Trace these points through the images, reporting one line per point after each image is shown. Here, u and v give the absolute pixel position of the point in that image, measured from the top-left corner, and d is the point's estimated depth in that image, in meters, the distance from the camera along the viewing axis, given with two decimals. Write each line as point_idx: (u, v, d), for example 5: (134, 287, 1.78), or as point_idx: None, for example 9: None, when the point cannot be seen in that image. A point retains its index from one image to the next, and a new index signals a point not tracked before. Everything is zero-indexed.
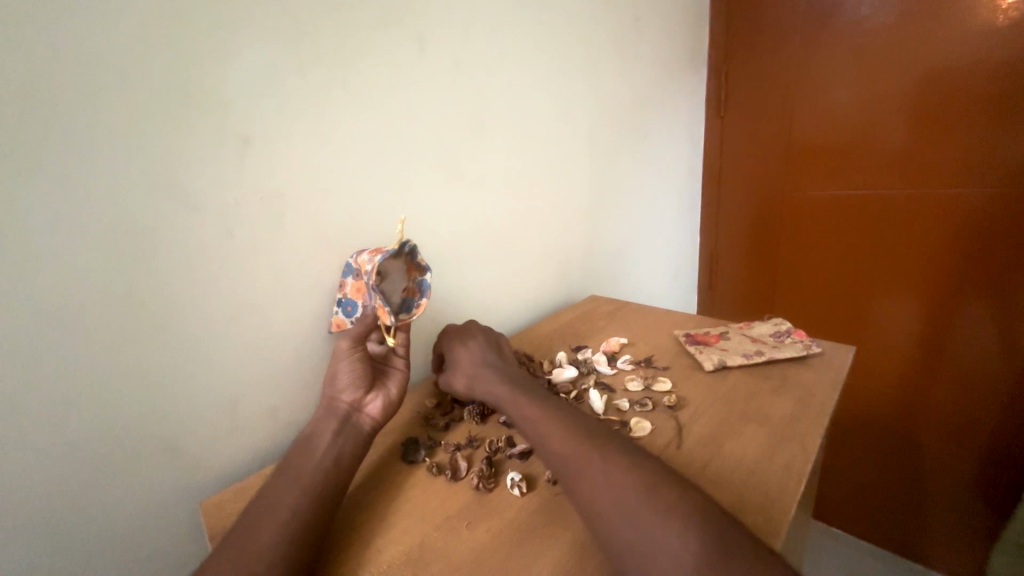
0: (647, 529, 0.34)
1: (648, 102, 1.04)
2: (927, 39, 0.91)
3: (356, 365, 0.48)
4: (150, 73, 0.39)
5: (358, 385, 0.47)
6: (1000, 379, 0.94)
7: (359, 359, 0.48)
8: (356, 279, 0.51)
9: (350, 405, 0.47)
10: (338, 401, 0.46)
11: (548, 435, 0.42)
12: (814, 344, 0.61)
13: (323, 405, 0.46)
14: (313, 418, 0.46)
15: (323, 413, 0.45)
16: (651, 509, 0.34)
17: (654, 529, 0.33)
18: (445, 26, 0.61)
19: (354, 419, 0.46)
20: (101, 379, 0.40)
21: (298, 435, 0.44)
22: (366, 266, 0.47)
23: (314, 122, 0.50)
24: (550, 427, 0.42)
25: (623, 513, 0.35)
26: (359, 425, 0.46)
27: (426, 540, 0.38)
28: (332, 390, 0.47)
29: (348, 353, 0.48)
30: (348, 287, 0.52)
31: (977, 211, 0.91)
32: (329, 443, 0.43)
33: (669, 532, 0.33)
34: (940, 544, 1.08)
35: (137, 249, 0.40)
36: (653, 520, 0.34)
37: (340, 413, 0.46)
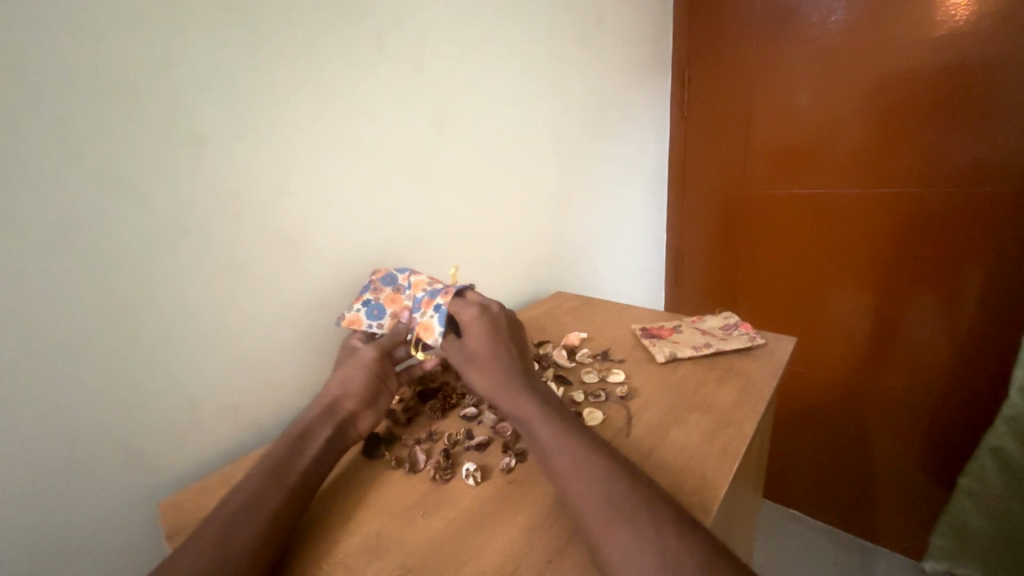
0: (599, 527, 0.35)
1: (614, 102, 1.06)
2: (881, 41, 0.93)
3: (366, 374, 0.50)
4: (95, 72, 0.39)
5: (361, 395, 0.48)
6: (946, 369, 0.99)
7: (371, 369, 0.50)
8: (399, 292, 0.57)
9: (349, 413, 0.47)
10: (341, 406, 0.47)
11: (538, 432, 0.42)
12: (759, 336, 0.65)
13: (323, 406, 0.47)
14: (307, 415, 0.46)
15: (322, 412, 0.46)
16: (604, 508, 0.35)
17: (605, 528, 0.34)
18: (404, 28, 0.61)
19: (345, 427, 0.47)
20: (51, 383, 0.39)
21: (288, 431, 0.44)
22: (423, 287, 0.54)
23: (270, 121, 0.50)
24: (539, 425, 0.42)
25: (580, 512, 0.36)
26: (346, 434, 0.47)
27: (383, 530, 0.39)
28: (338, 393, 0.48)
29: (367, 360, 0.51)
30: (382, 293, 0.57)
31: (927, 209, 0.95)
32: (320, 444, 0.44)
33: (619, 532, 0.34)
34: (888, 521, 1.16)
35: (85, 250, 0.40)
36: (604, 519, 0.35)
37: (338, 417, 0.47)
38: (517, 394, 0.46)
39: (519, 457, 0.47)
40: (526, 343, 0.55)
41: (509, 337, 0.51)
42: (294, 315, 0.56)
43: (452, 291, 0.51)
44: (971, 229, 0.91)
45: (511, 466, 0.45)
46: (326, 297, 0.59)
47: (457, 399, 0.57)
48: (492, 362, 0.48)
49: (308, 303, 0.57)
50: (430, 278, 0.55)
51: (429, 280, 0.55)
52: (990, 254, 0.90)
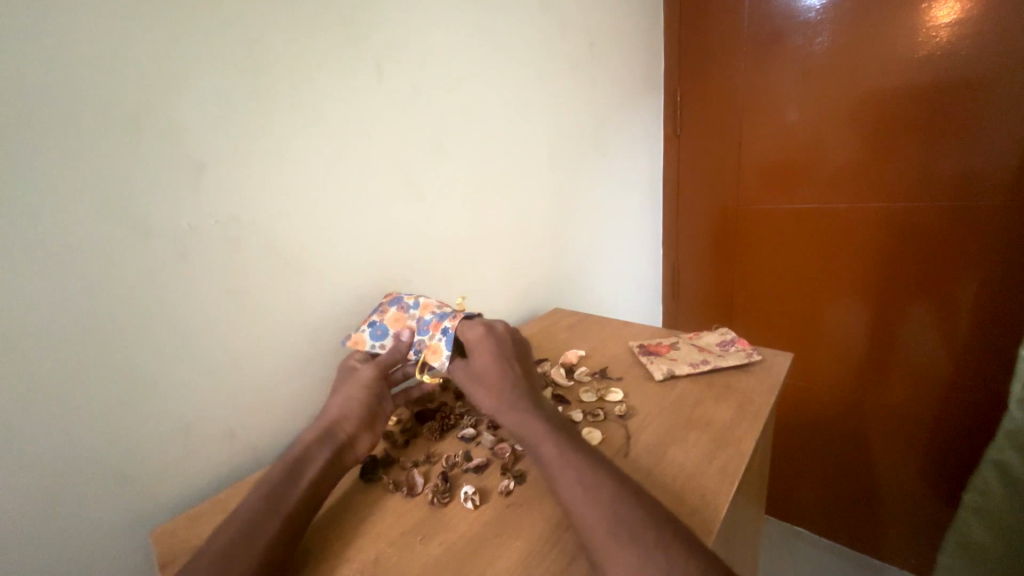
0: (604, 547, 0.34)
1: (607, 121, 1.08)
2: (865, 61, 0.96)
3: (366, 396, 0.49)
4: (99, 103, 0.40)
5: (361, 417, 0.48)
6: (945, 381, 0.99)
7: (372, 391, 0.50)
8: (404, 312, 0.58)
9: (348, 436, 0.47)
10: (340, 429, 0.47)
11: (544, 450, 0.42)
12: (755, 352, 0.65)
13: (324, 428, 0.46)
14: (308, 436, 0.46)
15: (322, 436, 0.45)
16: (609, 526, 0.35)
17: (610, 547, 0.34)
18: (400, 55, 0.63)
19: (344, 450, 0.46)
20: (44, 409, 0.39)
21: (284, 457, 0.43)
22: (433, 310, 0.55)
23: (270, 147, 0.51)
24: (544, 442, 0.42)
25: (585, 530, 0.36)
26: (344, 457, 0.46)
27: (379, 556, 0.39)
28: (339, 414, 0.48)
29: (369, 382, 0.50)
30: (386, 314, 0.58)
31: (918, 221, 0.96)
32: (314, 470, 0.43)
33: (624, 552, 0.34)
34: (895, 537, 1.14)
35: (86, 277, 0.40)
36: (610, 538, 0.35)
37: (338, 440, 0.46)
38: (523, 412, 0.46)
39: (518, 479, 0.46)
40: (532, 362, 0.55)
41: (515, 355, 0.52)
42: (291, 338, 0.56)
43: (462, 317, 0.52)
44: (964, 240, 0.92)
45: (510, 489, 0.45)
46: (324, 318, 0.59)
47: (455, 420, 0.57)
48: (497, 380, 0.48)
49: (305, 325, 0.58)
50: (438, 301, 0.56)
51: (438, 302, 0.56)
52: (984, 264, 0.90)
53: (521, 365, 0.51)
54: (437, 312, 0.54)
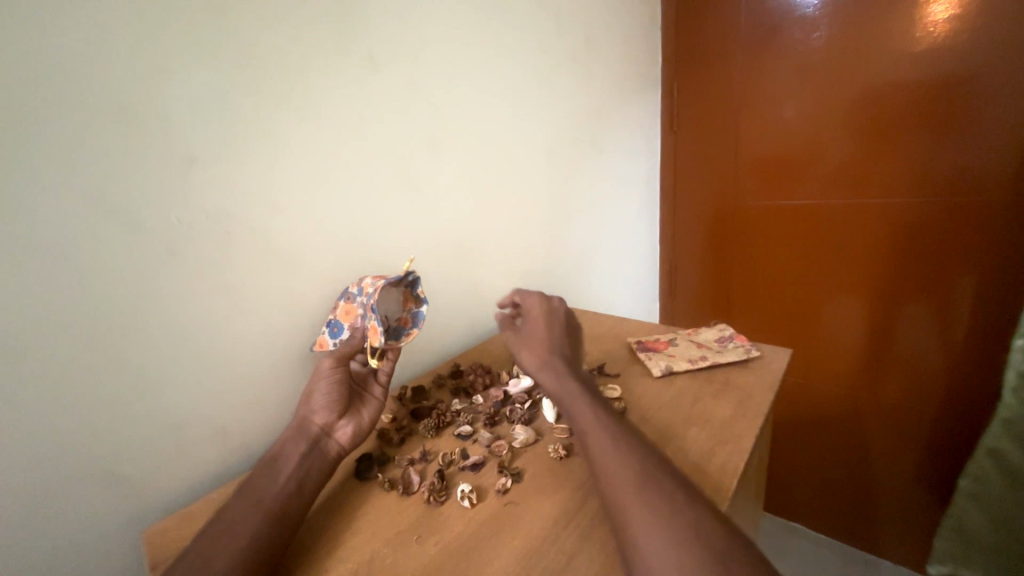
0: (640, 522, 0.35)
1: (605, 116, 1.08)
2: (864, 55, 0.95)
3: (329, 387, 0.48)
4: (86, 95, 0.39)
5: (331, 408, 0.47)
6: (939, 376, 0.99)
7: (337, 380, 0.49)
8: (352, 302, 0.54)
9: (321, 429, 0.46)
10: (310, 423, 0.46)
11: (577, 408, 0.45)
12: (753, 348, 0.64)
13: (293, 425, 0.46)
14: (282, 437, 0.45)
15: (292, 433, 0.45)
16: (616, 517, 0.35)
17: (647, 521, 0.35)
18: (396, 48, 0.62)
19: (322, 443, 0.46)
20: (29, 409, 0.38)
21: (263, 457, 0.44)
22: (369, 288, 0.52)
23: (262, 140, 0.50)
24: (580, 401, 0.46)
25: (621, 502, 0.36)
26: (326, 451, 0.46)
27: (375, 556, 0.38)
28: (306, 410, 0.47)
29: (329, 372, 0.49)
30: (338, 310, 0.55)
31: (913, 217, 0.96)
32: (293, 468, 0.42)
33: (660, 528, 0.34)
34: (890, 532, 1.15)
35: (74, 272, 0.40)
36: (646, 513, 0.35)
37: (310, 435, 0.46)
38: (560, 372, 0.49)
39: (515, 477, 0.46)
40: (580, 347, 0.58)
41: (565, 331, 0.56)
42: (286, 334, 0.56)
43: (383, 284, 0.50)
44: (962, 237, 0.92)
45: (506, 487, 0.44)
46: (319, 315, 0.59)
47: (451, 417, 0.57)
48: (545, 342, 0.53)
49: (301, 322, 0.57)
50: (374, 278, 0.53)
51: (373, 279, 0.53)
52: (979, 261, 0.91)
53: (569, 340, 0.56)
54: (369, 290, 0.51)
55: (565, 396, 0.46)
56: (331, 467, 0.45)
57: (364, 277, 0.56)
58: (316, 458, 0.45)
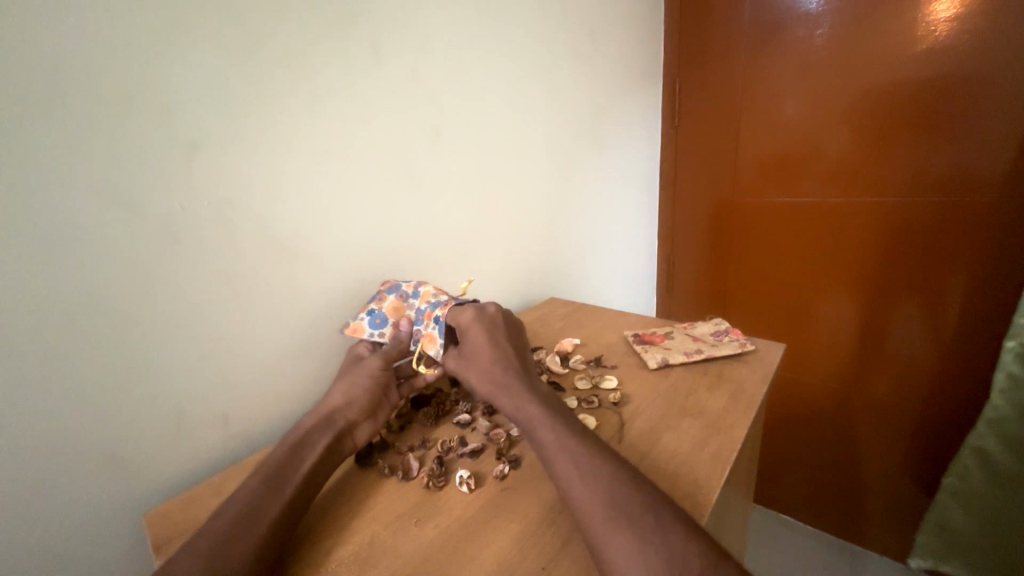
0: (600, 530, 0.35)
1: (607, 110, 1.08)
2: (865, 54, 0.96)
3: (372, 386, 0.50)
4: (90, 79, 0.39)
5: (363, 406, 0.48)
6: (929, 373, 1.01)
7: (375, 381, 0.51)
8: (402, 301, 0.59)
9: (349, 424, 0.47)
10: (342, 416, 0.47)
11: (540, 433, 0.42)
12: (748, 342, 0.65)
13: (324, 416, 0.47)
14: (307, 425, 0.46)
15: (323, 423, 0.46)
16: (609, 497, 0.36)
17: (605, 531, 0.35)
18: (399, 37, 0.62)
19: (344, 438, 0.46)
20: (36, 391, 0.39)
21: (285, 442, 0.44)
22: (429, 300, 0.57)
23: (266, 128, 0.50)
24: (541, 424, 0.43)
25: (582, 506, 0.36)
26: (344, 446, 0.46)
27: (376, 538, 0.39)
28: (340, 403, 0.48)
29: (374, 372, 0.51)
30: (386, 303, 0.59)
31: (909, 216, 0.97)
32: (314, 457, 0.43)
33: (620, 534, 0.34)
34: (875, 525, 1.17)
35: (79, 257, 0.40)
36: (606, 521, 0.35)
37: (338, 427, 0.46)
38: (513, 391, 0.47)
39: (512, 464, 0.47)
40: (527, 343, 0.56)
41: (508, 340, 0.52)
42: (287, 322, 0.56)
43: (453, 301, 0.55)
44: (956, 237, 0.93)
45: (504, 473, 0.45)
46: (319, 304, 0.59)
47: (450, 407, 0.58)
48: (488, 362, 0.49)
49: (301, 310, 0.57)
50: (436, 289, 0.58)
51: (435, 291, 0.57)
52: (971, 260, 0.92)
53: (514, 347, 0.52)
54: (432, 301, 0.56)
55: (526, 424, 0.44)
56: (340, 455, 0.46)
57: (422, 283, 0.60)
58: (334, 450, 0.45)
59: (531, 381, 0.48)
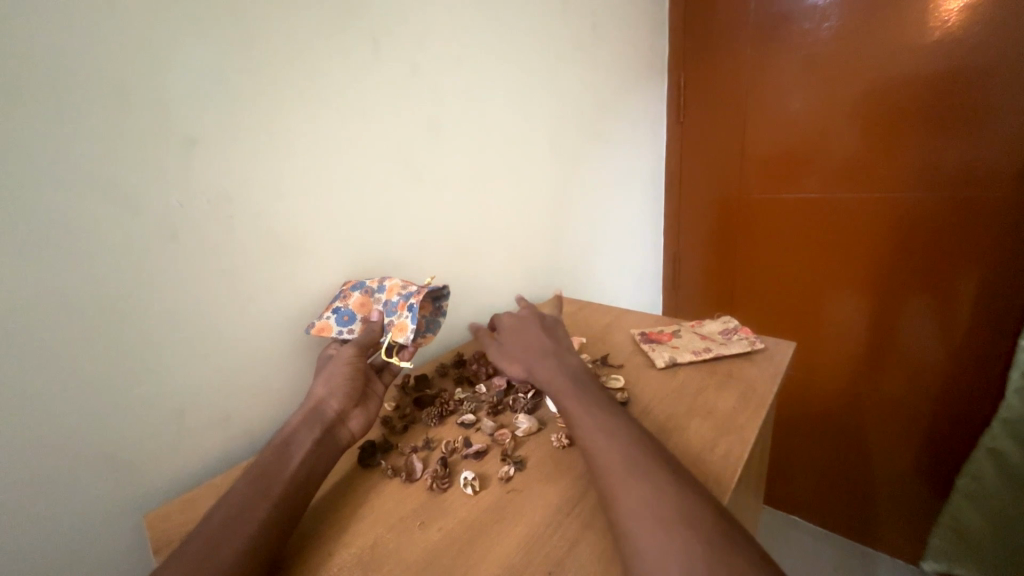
0: (633, 520, 0.34)
1: (611, 106, 1.07)
2: (876, 47, 0.94)
3: (351, 373, 0.49)
4: (88, 76, 0.38)
5: (347, 395, 0.48)
6: (942, 373, 0.99)
7: (354, 369, 0.49)
8: (369, 296, 0.56)
9: (336, 415, 0.46)
10: (326, 408, 0.46)
11: (565, 401, 0.46)
12: (758, 340, 0.64)
13: (310, 410, 0.46)
14: (295, 421, 0.45)
15: (309, 417, 0.45)
16: (629, 493, 0.36)
17: (641, 519, 0.34)
18: (401, 32, 0.61)
19: (335, 430, 0.45)
20: (37, 391, 0.39)
21: (274, 440, 0.43)
22: (397, 291, 0.55)
23: (266, 124, 0.50)
24: (566, 396, 0.47)
25: None
26: (338, 437, 0.45)
27: (379, 542, 0.38)
28: (324, 395, 0.47)
29: (351, 360, 0.50)
30: (351, 299, 0.56)
31: (922, 213, 0.95)
32: (307, 454, 0.42)
33: (652, 525, 0.34)
34: (887, 527, 1.15)
35: (77, 255, 0.39)
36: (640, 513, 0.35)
37: (326, 419, 0.45)
38: (543, 371, 0.51)
39: (518, 465, 0.46)
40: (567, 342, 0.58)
41: (543, 331, 0.58)
42: (290, 322, 0.56)
43: (425, 289, 0.53)
44: (969, 232, 0.91)
45: (509, 475, 0.45)
46: (322, 303, 0.58)
47: (454, 406, 0.57)
48: (524, 348, 0.55)
49: (303, 310, 0.57)
50: (403, 282, 0.56)
51: (404, 284, 0.56)
52: (986, 257, 0.90)
53: (553, 338, 0.57)
54: (402, 293, 0.54)
55: (554, 391, 0.48)
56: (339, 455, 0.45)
57: (387, 276, 0.58)
58: (330, 443, 0.44)
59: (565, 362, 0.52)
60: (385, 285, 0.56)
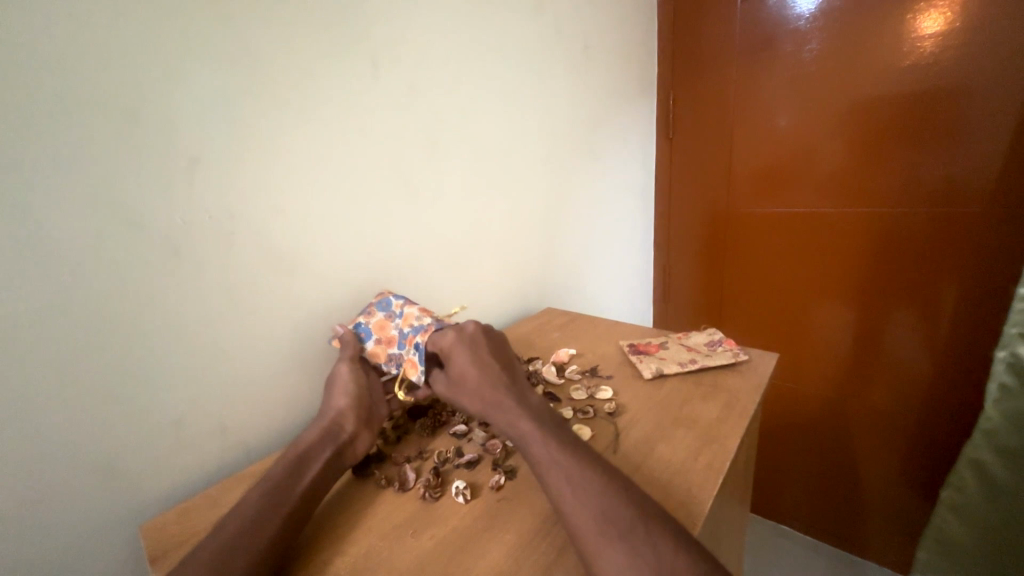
0: (598, 537, 0.35)
1: (601, 121, 1.10)
2: (858, 68, 0.98)
3: (360, 396, 0.51)
4: (98, 97, 0.40)
5: (359, 418, 0.50)
6: (925, 381, 1.01)
7: (362, 391, 0.52)
8: (389, 319, 0.57)
9: (349, 436, 0.48)
10: (341, 429, 0.48)
11: (534, 450, 0.42)
12: (741, 352, 0.66)
13: (324, 429, 0.47)
14: (308, 437, 0.46)
15: (324, 436, 0.46)
16: (612, 499, 0.37)
17: (597, 544, 0.35)
18: (397, 52, 0.64)
19: (346, 450, 0.47)
20: (37, 401, 0.39)
21: (288, 455, 0.44)
22: (414, 321, 0.55)
23: (265, 142, 0.52)
24: (535, 442, 0.43)
25: (575, 518, 0.37)
26: (347, 457, 0.47)
27: (372, 549, 0.39)
28: (337, 416, 0.49)
29: (353, 376, 0.52)
30: (372, 318, 0.58)
31: (903, 226, 0.98)
32: (317, 469, 0.43)
33: (611, 547, 0.34)
34: (875, 535, 1.17)
35: (80, 269, 0.40)
36: (600, 534, 0.35)
37: (339, 440, 0.47)
38: (507, 408, 0.46)
39: (509, 475, 0.47)
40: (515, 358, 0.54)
41: (492, 355, 0.52)
42: (287, 333, 0.57)
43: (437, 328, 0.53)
44: (946, 245, 0.94)
45: (500, 483, 0.46)
46: (318, 315, 0.60)
47: (447, 417, 0.58)
48: (478, 382, 0.49)
49: (300, 321, 0.58)
50: (420, 311, 0.56)
51: (421, 314, 0.56)
52: (964, 269, 0.93)
53: (502, 364, 0.51)
54: (416, 325, 0.55)
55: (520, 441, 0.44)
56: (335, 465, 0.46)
57: (409, 302, 0.59)
58: (337, 459, 0.46)
59: (522, 397, 0.48)
60: (405, 313, 0.57)
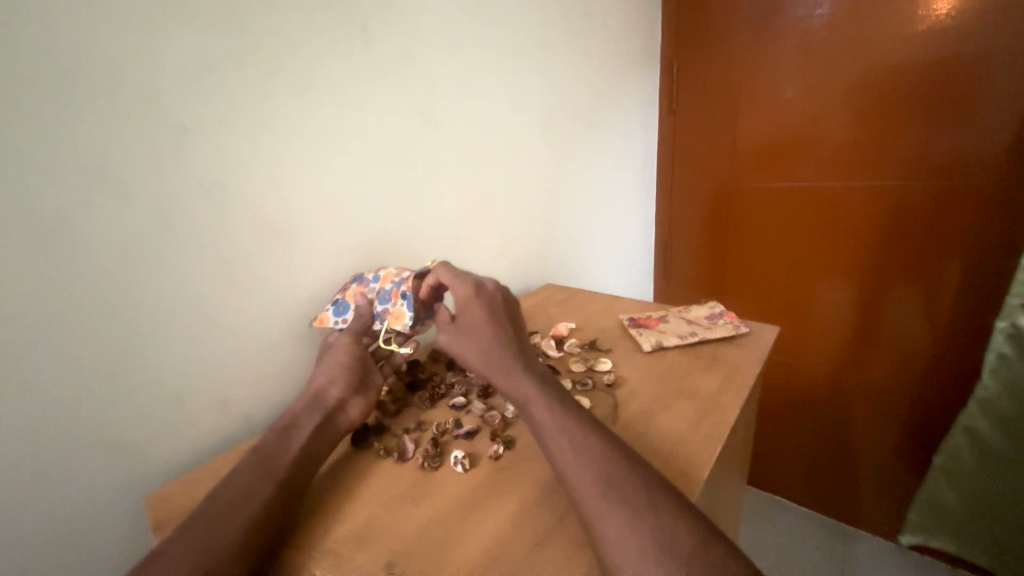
0: (596, 505, 0.35)
1: (602, 94, 1.07)
2: (871, 33, 0.94)
3: (350, 360, 0.50)
4: (81, 64, 0.39)
5: (347, 382, 0.49)
6: (926, 357, 1.01)
7: (351, 355, 0.51)
8: (364, 286, 0.58)
9: (337, 402, 0.47)
10: (327, 395, 0.47)
11: (538, 415, 0.42)
12: (742, 324, 0.66)
13: (311, 395, 0.47)
14: (295, 406, 0.46)
15: (310, 403, 0.46)
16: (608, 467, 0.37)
17: (601, 508, 0.35)
18: (389, 17, 0.61)
19: (335, 416, 0.46)
20: (36, 375, 0.39)
21: (275, 424, 0.44)
22: (392, 277, 0.56)
23: (259, 113, 0.50)
24: (539, 406, 0.43)
25: (576, 484, 0.37)
26: (338, 423, 0.46)
27: (373, 517, 0.40)
28: (324, 381, 0.48)
29: (349, 347, 0.51)
30: (348, 290, 0.58)
31: (911, 200, 0.96)
32: (304, 437, 0.43)
33: (612, 512, 0.34)
34: (869, 506, 1.19)
35: (70, 243, 0.40)
36: (603, 498, 0.35)
37: (326, 407, 0.46)
38: (513, 373, 0.46)
39: (508, 445, 0.47)
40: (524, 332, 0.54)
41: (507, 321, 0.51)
42: (283, 308, 0.56)
43: (411, 275, 0.54)
44: (952, 222, 0.93)
45: (499, 453, 0.46)
46: (316, 290, 0.59)
47: (446, 389, 0.58)
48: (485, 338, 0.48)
49: (296, 296, 0.57)
50: (396, 270, 0.57)
51: (397, 271, 0.57)
52: (971, 244, 0.92)
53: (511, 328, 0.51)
54: (395, 280, 0.55)
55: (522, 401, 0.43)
56: (335, 438, 0.46)
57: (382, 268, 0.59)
58: (329, 428, 0.45)
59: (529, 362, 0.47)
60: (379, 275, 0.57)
